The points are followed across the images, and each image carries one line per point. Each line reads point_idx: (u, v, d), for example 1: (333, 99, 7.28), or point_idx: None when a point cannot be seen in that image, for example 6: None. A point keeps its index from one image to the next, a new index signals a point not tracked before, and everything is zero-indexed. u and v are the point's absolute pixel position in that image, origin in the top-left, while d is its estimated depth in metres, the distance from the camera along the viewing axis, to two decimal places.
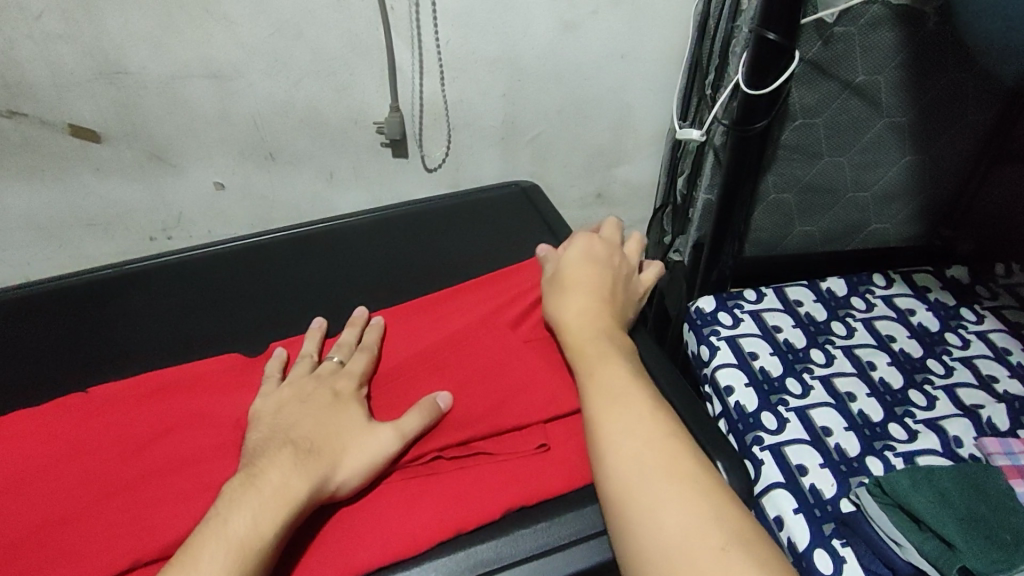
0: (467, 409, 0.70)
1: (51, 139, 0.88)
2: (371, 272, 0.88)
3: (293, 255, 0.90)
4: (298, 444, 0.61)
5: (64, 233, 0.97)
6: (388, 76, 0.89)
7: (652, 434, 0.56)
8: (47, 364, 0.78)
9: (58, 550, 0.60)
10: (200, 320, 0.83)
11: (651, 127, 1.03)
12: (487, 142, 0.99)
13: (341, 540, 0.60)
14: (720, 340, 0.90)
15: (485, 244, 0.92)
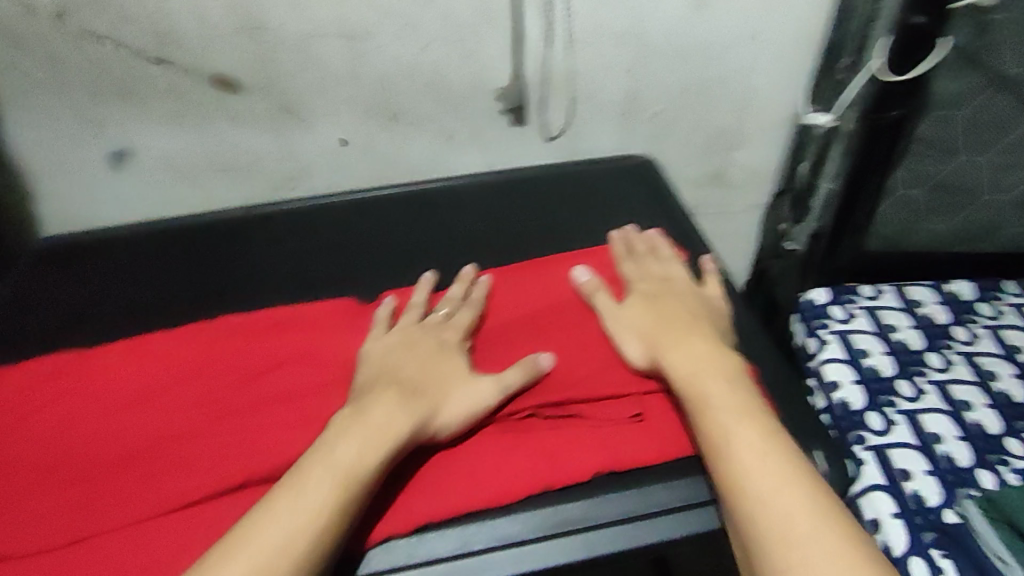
0: (558, 382, 0.71)
1: (194, 88, 0.94)
2: (469, 242, 0.90)
3: (399, 209, 0.92)
4: (406, 386, 0.68)
5: (200, 176, 1.05)
6: (513, 43, 0.90)
7: (745, 399, 0.64)
8: (176, 291, 0.86)
9: (176, 465, 0.68)
10: (311, 269, 0.88)
11: (777, 110, 0.99)
12: (605, 115, 0.99)
13: (436, 485, 0.64)
14: (835, 334, 0.94)
15: (593, 220, 0.92)
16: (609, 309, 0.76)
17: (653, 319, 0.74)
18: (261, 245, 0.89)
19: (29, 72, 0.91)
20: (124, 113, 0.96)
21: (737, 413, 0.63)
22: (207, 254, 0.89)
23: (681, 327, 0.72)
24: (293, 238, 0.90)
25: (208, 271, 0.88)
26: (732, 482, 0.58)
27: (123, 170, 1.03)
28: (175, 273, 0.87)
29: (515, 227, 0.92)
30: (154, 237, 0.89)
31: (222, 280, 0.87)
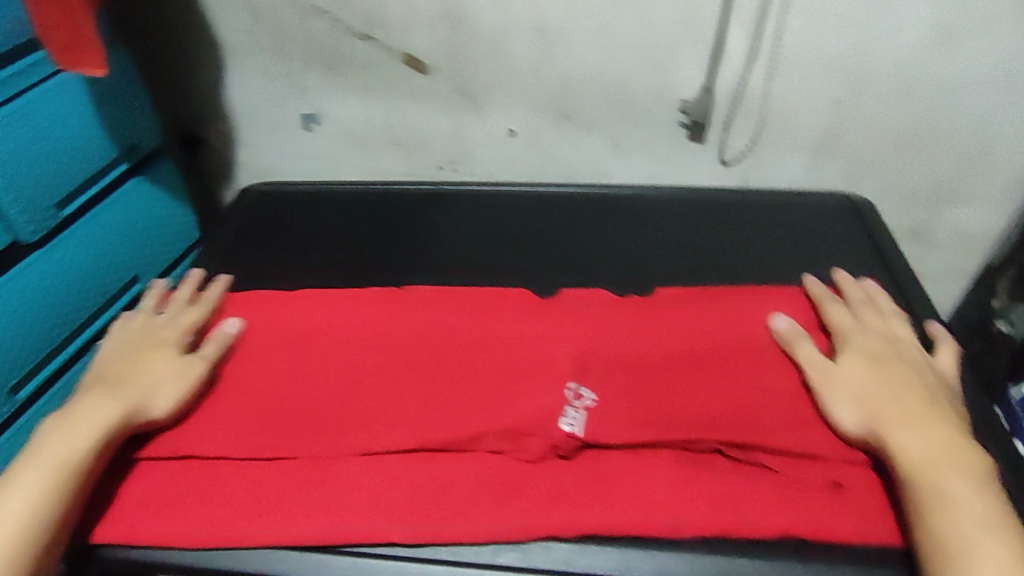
0: (758, 433, 0.53)
1: (389, 65, 0.97)
2: (658, 261, 0.71)
3: (546, 204, 0.78)
4: (104, 379, 0.54)
5: (376, 150, 1.08)
6: (711, 57, 0.83)
7: (947, 436, 0.50)
8: (272, 245, 0.74)
9: (275, 419, 0.55)
10: (425, 253, 0.72)
11: (1012, 167, 0.85)
12: (797, 149, 0.89)
13: (557, 491, 0.50)
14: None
15: (793, 261, 0.71)
16: (818, 373, 0.55)
17: (864, 362, 0.55)
18: (380, 215, 0.77)
19: (257, 36, 0.99)
20: (323, 80, 1.01)
21: (933, 428, 0.50)
22: (320, 213, 0.78)
23: (890, 380, 0.54)
24: (415, 214, 0.77)
25: (312, 229, 0.76)
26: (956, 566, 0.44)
27: (314, 131, 1.08)
28: (278, 227, 0.76)
29: (721, 253, 0.72)
30: (273, 192, 0.81)
31: (318, 245, 0.74)
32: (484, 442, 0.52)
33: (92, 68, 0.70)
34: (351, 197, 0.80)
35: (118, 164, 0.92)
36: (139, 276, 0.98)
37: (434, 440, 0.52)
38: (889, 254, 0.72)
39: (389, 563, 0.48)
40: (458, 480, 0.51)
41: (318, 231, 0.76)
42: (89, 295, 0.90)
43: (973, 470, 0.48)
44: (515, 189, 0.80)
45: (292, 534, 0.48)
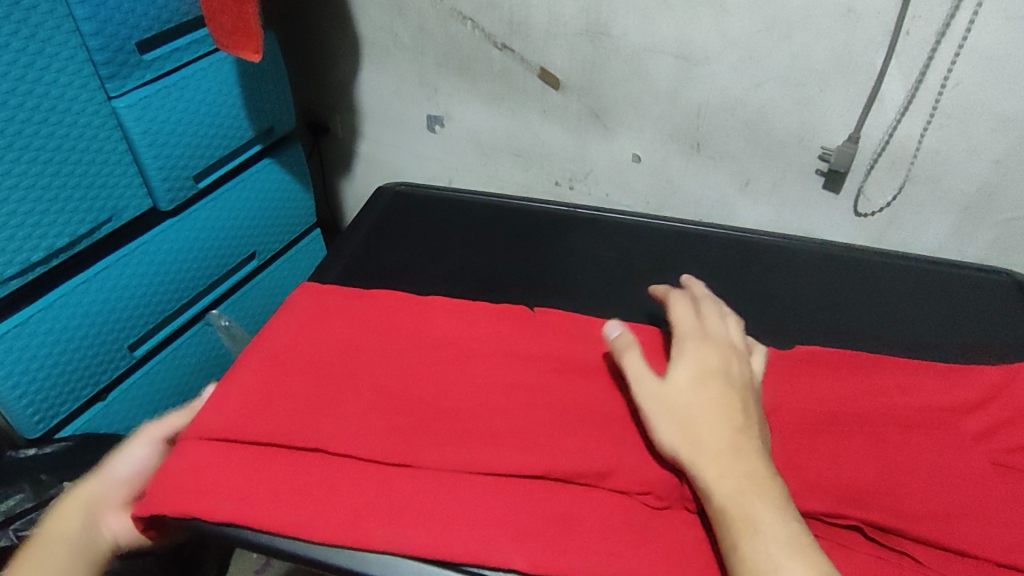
0: (908, 522, 0.47)
1: (524, 77, 0.98)
2: (792, 316, 0.68)
3: (670, 243, 0.77)
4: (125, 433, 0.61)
5: (498, 157, 1.10)
6: (864, 104, 0.80)
7: (749, 484, 0.45)
8: (398, 246, 0.77)
9: (399, 423, 0.56)
10: (538, 278, 0.73)
11: None
12: (940, 208, 0.84)
13: (674, 546, 0.49)
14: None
15: (932, 337, 0.65)
16: (651, 387, 0.52)
17: (694, 378, 0.51)
18: (504, 235, 0.78)
19: (397, 34, 1.02)
20: (455, 85, 1.04)
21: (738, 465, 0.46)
22: (449, 223, 0.81)
23: (715, 407, 0.49)
24: (537, 239, 0.78)
25: (438, 238, 0.78)
26: None
27: (438, 133, 1.11)
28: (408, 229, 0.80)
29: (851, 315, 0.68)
30: (408, 196, 0.85)
31: (441, 254, 0.76)
32: (614, 480, 0.52)
33: (249, 53, 0.72)
34: (479, 212, 0.82)
35: (252, 145, 0.94)
36: (257, 253, 1.01)
37: (564, 468, 0.52)
38: None
39: None
40: (580, 516, 0.50)
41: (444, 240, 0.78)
42: (211, 265, 0.93)
43: (770, 484, 0.45)
44: (641, 224, 0.79)
45: (413, 542, 0.49)
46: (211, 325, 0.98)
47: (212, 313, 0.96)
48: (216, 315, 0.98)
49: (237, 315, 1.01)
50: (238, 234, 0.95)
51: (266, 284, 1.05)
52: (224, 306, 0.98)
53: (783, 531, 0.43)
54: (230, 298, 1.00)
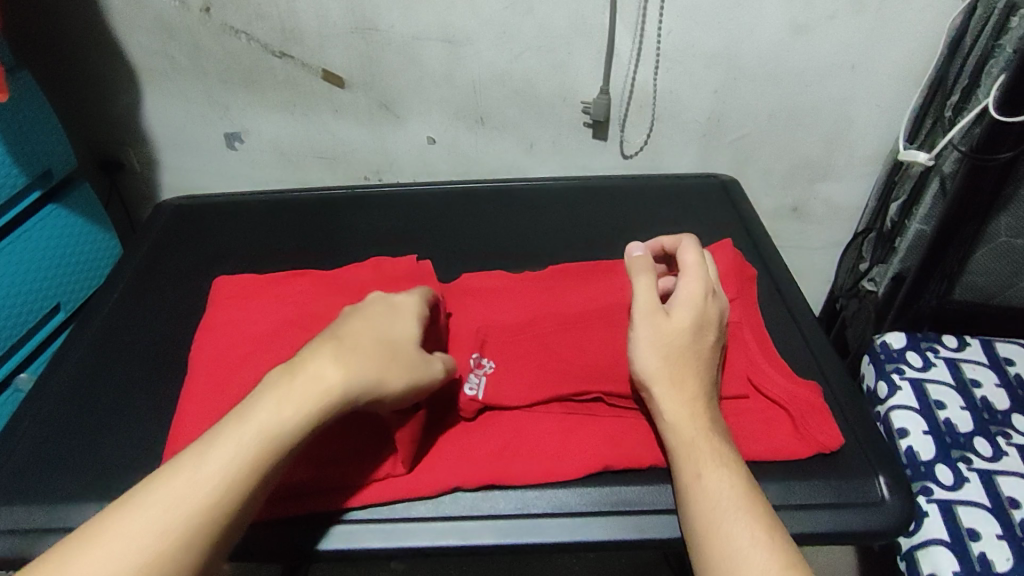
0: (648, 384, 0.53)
1: (308, 80, 1.01)
2: (544, 246, 0.69)
3: (422, 202, 0.76)
4: None
5: (300, 160, 1.11)
6: (605, 60, 0.90)
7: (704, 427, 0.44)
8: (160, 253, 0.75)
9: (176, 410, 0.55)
10: (281, 259, 0.72)
11: (870, 147, 0.93)
12: (687, 137, 0.97)
13: (458, 449, 0.52)
14: (936, 358, 0.79)
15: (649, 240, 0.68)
16: (648, 314, 0.48)
17: (690, 315, 0.48)
18: (259, 225, 0.76)
19: (171, 55, 1.00)
20: (243, 99, 1.04)
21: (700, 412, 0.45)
22: (209, 223, 0.78)
23: (700, 355, 0.47)
24: (291, 223, 0.76)
25: (195, 239, 0.76)
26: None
27: (238, 149, 1.11)
28: (167, 235, 0.77)
29: (576, 233, 0.69)
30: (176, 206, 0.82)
31: (194, 255, 0.74)
32: None
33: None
34: (240, 208, 0.80)
35: (32, 191, 0.88)
36: (61, 305, 0.94)
37: None
38: (752, 234, 0.67)
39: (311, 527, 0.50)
40: None
41: (201, 241, 0.76)
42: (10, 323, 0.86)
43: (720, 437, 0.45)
44: (394, 190, 0.78)
45: None
46: (21, 389, 0.91)
47: (21, 378, 0.90)
48: (26, 379, 0.91)
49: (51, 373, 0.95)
50: (35, 287, 0.89)
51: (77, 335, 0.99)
52: (32, 367, 0.92)
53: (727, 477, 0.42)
54: (41, 357, 0.94)
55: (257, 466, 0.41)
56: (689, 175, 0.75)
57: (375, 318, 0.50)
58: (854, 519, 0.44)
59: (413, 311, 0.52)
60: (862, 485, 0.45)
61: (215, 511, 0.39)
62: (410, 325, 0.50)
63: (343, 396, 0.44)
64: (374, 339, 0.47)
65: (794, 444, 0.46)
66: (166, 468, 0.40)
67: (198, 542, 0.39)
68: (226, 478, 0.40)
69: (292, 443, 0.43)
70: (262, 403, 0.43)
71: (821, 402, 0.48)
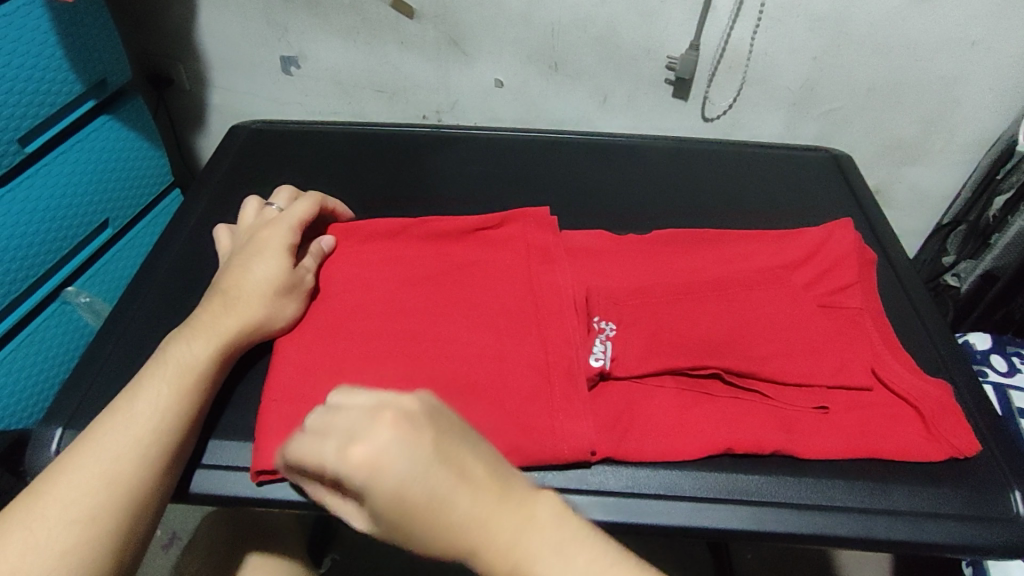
0: None
1: (376, 7, 0.93)
2: (640, 204, 0.65)
3: (509, 150, 0.72)
4: None
5: (357, 91, 1.04)
6: (699, 13, 0.83)
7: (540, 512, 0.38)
8: (231, 176, 0.71)
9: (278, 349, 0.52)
10: (358, 191, 0.68)
11: (972, 133, 0.88)
12: (774, 105, 0.91)
13: None
14: (1022, 364, 0.75)
15: (752, 209, 0.64)
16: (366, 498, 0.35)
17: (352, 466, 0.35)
18: (336, 154, 0.73)
19: None
20: (306, 22, 0.96)
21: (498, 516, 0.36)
22: (281, 148, 0.74)
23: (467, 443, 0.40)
24: (370, 156, 0.72)
25: (268, 164, 0.73)
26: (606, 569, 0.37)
27: (294, 75, 1.03)
28: (239, 158, 0.73)
29: (674, 195, 0.66)
30: (245, 128, 0.78)
31: (269, 183, 0.70)
32: None
33: None
34: (315, 135, 0.76)
35: (85, 100, 0.83)
36: (110, 220, 0.90)
37: None
38: (865, 215, 0.63)
39: None
40: None
41: (273, 166, 0.72)
42: (67, 233, 0.84)
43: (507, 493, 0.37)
44: (479, 133, 0.74)
45: None
46: (71, 303, 0.88)
47: (69, 290, 0.87)
48: (73, 292, 0.88)
49: (102, 290, 0.91)
50: (86, 199, 0.85)
51: (129, 253, 0.95)
52: (81, 281, 0.88)
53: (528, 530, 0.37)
54: (89, 271, 0.89)
55: (184, 408, 0.45)
56: (792, 146, 0.70)
57: (251, 256, 0.52)
58: (985, 535, 0.41)
59: (261, 256, 0.52)
60: (998, 498, 0.42)
61: (168, 438, 0.44)
62: (273, 263, 0.52)
63: (231, 340, 0.49)
64: (239, 280, 0.51)
65: (925, 445, 0.43)
66: (117, 403, 0.45)
67: (151, 473, 0.43)
68: (167, 415, 0.44)
69: (211, 379, 0.48)
70: (181, 347, 0.47)
71: (954, 403, 0.45)
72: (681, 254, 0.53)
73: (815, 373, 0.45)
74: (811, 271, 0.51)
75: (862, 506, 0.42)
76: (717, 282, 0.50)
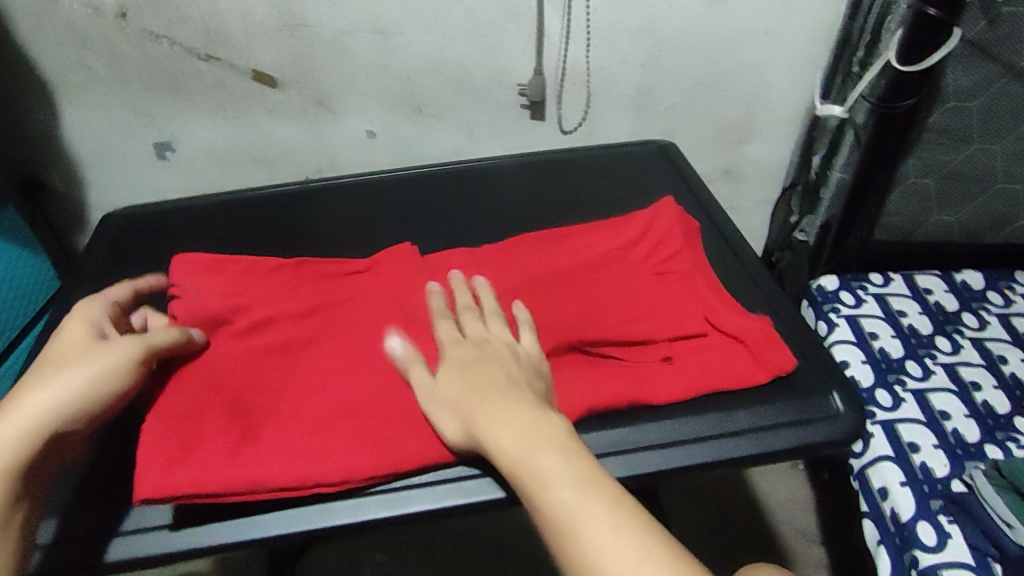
0: None
1: (238, 83, 0.97)
2: (499, 220, 0.71)
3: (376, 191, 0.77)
4: None
5: (236, 165, 1.07)
6: (535, 40, 0.91)
7: (533, 432, 0.43)
8: (109, 264, 0.73)
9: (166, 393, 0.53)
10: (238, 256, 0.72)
11: (789, 106, 0.99)
12: (620, 110, 1.00)
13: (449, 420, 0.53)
14: (866, 295, 0.86)
15: (598, 206, 0.72)
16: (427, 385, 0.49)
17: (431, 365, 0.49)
18: (212, 223, 0.76)
19: (89, 67, 0.94)
20: (171, 107, 0.99)
21: (536, 440, 0.42)
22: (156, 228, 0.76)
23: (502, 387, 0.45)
24: (245, 219, 0.76)
25: (145, 245, 0.75)
26: (537, 489, 0.41)
27: (170, 160, 1.06)
28: (113, 246, 0.75)
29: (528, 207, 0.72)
30: (117, 216, 0.79)
31: (149, 263, 0.73)
32: None
33: None
34: (187, 211, 0.78)
35: None
36: None
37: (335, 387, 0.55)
38: (693, 193, 0.72)
39: (311, 505, 0.51)
40: None
41: (151, 246, 0.74)
42: None
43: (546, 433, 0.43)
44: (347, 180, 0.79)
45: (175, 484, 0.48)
46: None
47: None
48: None
49: None
50: None
51: (14, 368, 0.93)
52: None
53: (551, 453, 0.42)
54: None
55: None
56: (628, 143, 0.79)
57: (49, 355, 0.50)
58: (814, 433, 0.48)
59: (69, 329, 0.52)
60: (819, 402, 0.50)
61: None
62: (81, 326, 0.52)
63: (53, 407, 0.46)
64: (59, 355, 0.49)
65: (754, 371, 0.50)
66: None
67: None
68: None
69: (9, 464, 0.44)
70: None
71: (771, 329, 0.52)
72: (537, 252, 0.59)
73: (656, 330, 0.52)
74: (646, 247, 0.58)
75: (712, 432, 0.48)
76: (569, 268, 0.57)
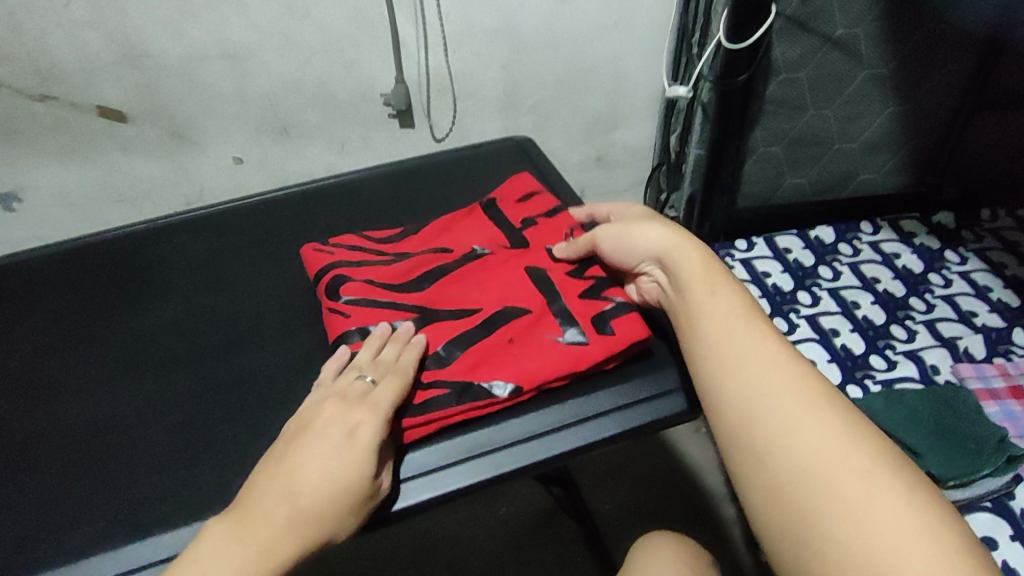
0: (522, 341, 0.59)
1: (81, 120, 0.87)
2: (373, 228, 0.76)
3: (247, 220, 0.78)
4: None
5: (94, 210, 0.95)
6: (392, 50, 0.90)
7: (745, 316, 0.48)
8: None
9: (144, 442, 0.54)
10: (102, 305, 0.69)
11: (647, 92, 1.04)
12: (489, 110, 1.01)
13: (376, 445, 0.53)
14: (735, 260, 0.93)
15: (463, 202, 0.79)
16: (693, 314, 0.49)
17: (734, 313, 0.48)
18: (72, 274, 0.72)
19: None
20: (9, 153, 0.87)
21: (754, 369, 0.45)
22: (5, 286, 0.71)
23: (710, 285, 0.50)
24: (108, 267, 0.73)
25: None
26: (769, 439, 0.42)
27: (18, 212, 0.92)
28: None
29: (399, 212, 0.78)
30: None
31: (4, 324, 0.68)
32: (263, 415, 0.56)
33: None
34: (42, 263, 0.74)
35: None
36: None
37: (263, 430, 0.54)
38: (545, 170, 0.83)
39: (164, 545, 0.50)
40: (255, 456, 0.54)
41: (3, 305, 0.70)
42: None
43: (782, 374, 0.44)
44: (216, 209, 0.79)
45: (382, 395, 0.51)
46: None
47: None
48: None
49: None
50: None
51: None
52: None
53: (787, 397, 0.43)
54: None
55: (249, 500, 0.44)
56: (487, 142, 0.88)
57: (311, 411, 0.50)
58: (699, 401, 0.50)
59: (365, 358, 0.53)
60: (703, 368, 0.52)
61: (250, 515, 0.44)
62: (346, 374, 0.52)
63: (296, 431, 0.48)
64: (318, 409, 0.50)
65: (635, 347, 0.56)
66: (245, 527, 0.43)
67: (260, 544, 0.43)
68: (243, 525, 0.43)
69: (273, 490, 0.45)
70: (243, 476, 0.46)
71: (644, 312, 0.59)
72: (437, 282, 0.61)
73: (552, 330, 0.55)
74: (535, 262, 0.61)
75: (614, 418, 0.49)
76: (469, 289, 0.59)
